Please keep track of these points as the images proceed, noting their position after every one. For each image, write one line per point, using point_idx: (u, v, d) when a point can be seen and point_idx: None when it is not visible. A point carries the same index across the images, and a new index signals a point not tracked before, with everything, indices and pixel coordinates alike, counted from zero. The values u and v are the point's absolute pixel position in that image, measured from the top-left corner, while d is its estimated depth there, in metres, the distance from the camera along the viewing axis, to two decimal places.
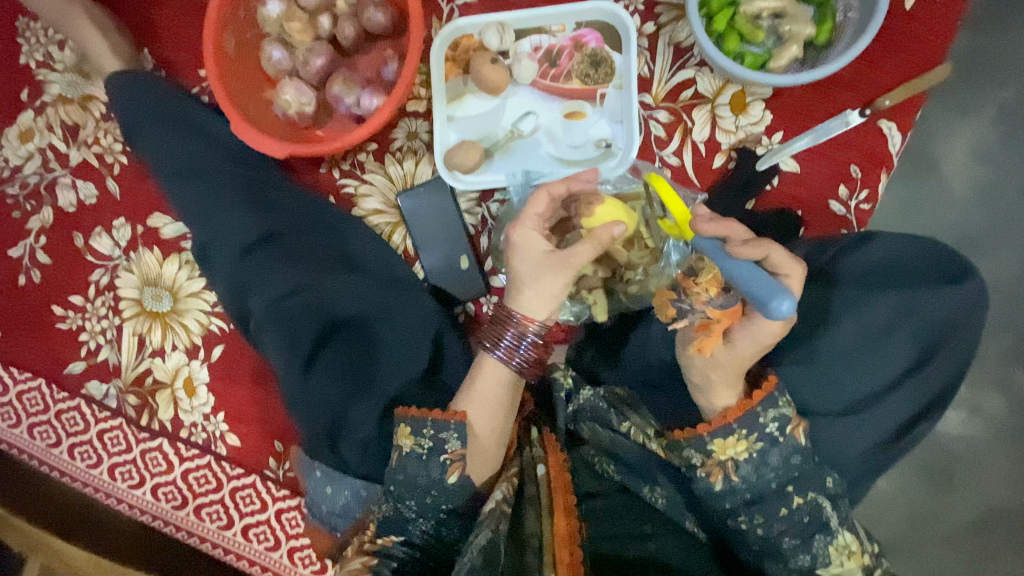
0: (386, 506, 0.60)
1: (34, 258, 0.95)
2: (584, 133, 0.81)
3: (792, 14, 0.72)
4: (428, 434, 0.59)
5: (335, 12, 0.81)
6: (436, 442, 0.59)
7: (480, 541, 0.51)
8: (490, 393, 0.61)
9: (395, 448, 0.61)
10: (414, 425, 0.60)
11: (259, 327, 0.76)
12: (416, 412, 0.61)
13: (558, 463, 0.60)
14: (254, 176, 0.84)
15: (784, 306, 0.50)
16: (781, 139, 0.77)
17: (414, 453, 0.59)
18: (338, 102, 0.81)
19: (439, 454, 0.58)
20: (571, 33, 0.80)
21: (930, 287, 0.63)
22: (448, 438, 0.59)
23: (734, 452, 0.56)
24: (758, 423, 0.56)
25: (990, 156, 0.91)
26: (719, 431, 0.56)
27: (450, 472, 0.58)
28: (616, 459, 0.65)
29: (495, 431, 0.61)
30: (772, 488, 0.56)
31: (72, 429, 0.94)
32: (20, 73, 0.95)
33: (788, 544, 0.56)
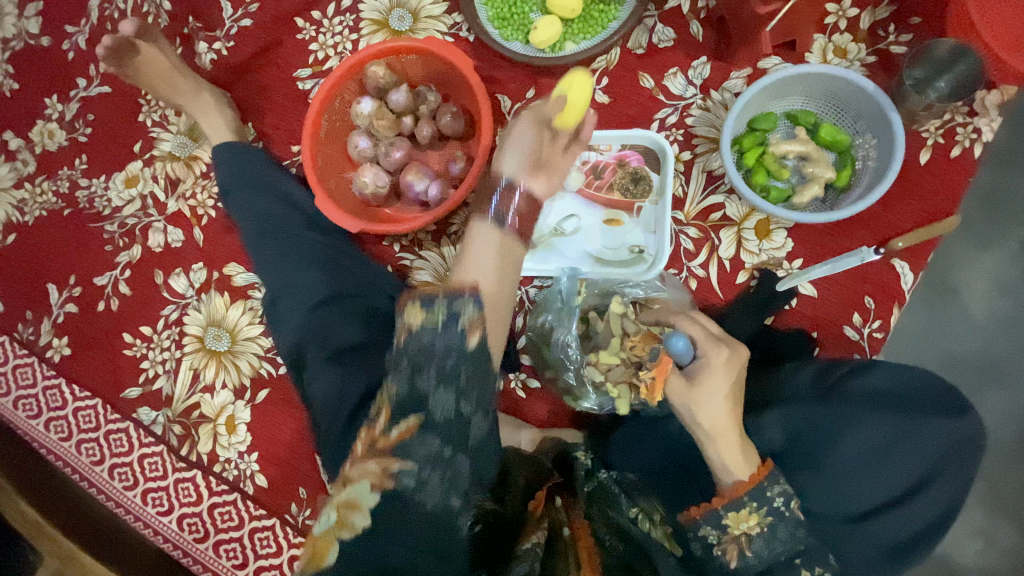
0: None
1: (116, 288, 1.07)
2: (620, 239, 0.90)
3: (815, 157, 0.82)
4: (441, 307, 0.52)
5: (417, 115, 0.95)
6: (451, 310, 0.52)
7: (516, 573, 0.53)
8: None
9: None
10: (425, 300, 0.53)
11: (309, 379, 0.84)
12: (426, 290, 0.54)
13: (584, 525, 0.62)
14: (323, 243, 0.95)
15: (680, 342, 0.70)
16: (801, 266, 0.85)
17: (427, 324, 0.52)
18: (408, 188, 0.93)
19: (456, 324, 0.52)
20: (617, 152, 0.91)
21: (934, 419, 0.68)
22: (465, 307, 0.53)
23: (746, 526, 0.61)
24: (767, 497, 0.61)
25: (1009, 287, 0.97)
26: (732, 504, 0.61)
27: (470, 335, 0.52)
28: (625, 536, 0.63)
29: (500, 290, 0.58)
30: (781, 559, 0.60)
31: (116, 450, 1.01)
32: (139, 130, 1.11)
33: None
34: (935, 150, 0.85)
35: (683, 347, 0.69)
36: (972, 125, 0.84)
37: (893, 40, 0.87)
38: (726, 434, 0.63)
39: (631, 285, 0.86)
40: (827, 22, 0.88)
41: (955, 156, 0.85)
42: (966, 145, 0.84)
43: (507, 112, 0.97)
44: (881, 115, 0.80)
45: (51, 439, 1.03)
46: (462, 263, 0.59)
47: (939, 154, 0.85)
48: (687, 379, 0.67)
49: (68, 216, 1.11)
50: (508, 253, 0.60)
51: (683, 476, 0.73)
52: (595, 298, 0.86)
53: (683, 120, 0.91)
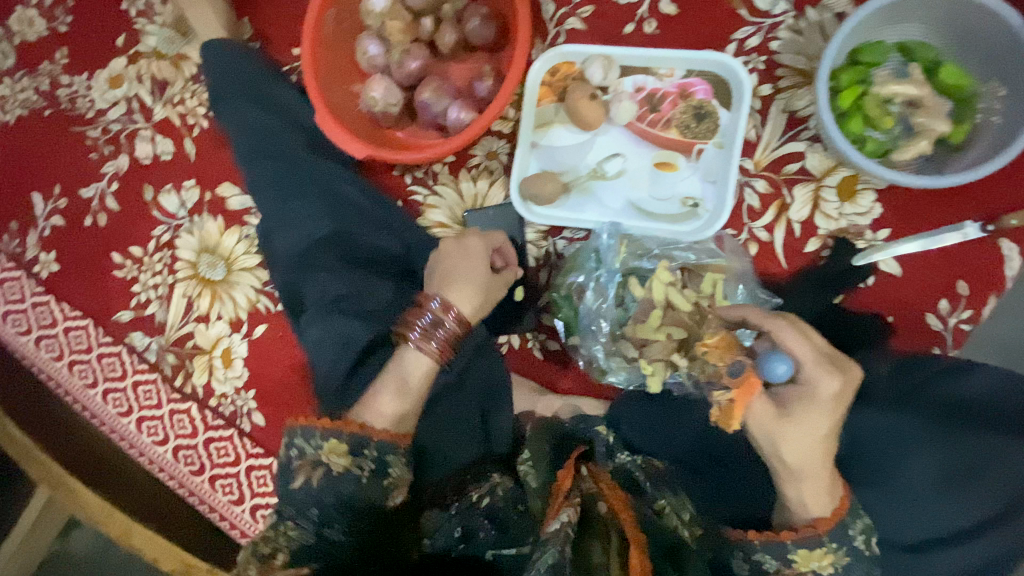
0: (303, 531, 0.55)
1: (103, 202, 0.98)
2: (672, 187, 0.76)
3: (929, 105, 0.66)
4: (370, 455, 0.57)
5: (439, 17, 0.79)
6: (380, 465, 0.57)
7: (543, 563, 0.50)
8: (404, 385, 0.61)
9: (319, 465, 0.56)
10: (352, 444, 0.57)
11: (307, 323, 0.75)
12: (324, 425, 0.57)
13: (618, 495, 0.58)
14: (327, 169, 0.82)
15: (780, 368, 0.54)
16: (886, 238, 0.71)
17: (348, 474, 0.56)
18: (425, 109, 0.79)
19: (382, 477, 0.57)
20: (680, 79, 0.75)
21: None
22: (393, 464, 0.58)
23: (817, 565, 0.53)
24: (848, 535, 0.53)
25: None
26: (807, 541, 0.53)
27: (393, 494, 0.58)
28: (653, 532, 0.56)
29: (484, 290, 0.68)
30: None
31: (109, 374, 0.96)
32: (121, 19, 0.96)
33: None
34: None
35: (783, 371, 0.54)
36: None
37: None
38: (812, 469, 0.53)
39: (681, 247, 0.74)
40: None
41: None
42: None
43: (549, 20, 0.80)
44: None
45: (42, 357, 0.97)
46: (447, 283, 0.67)
47: None
48: (777, 408, 0.54)
49: (48, 116, 1.00)
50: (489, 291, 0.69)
51: (716, 471, 0.66)
52: (636, 258, 0.75)
53: (766, 44, 0.74)
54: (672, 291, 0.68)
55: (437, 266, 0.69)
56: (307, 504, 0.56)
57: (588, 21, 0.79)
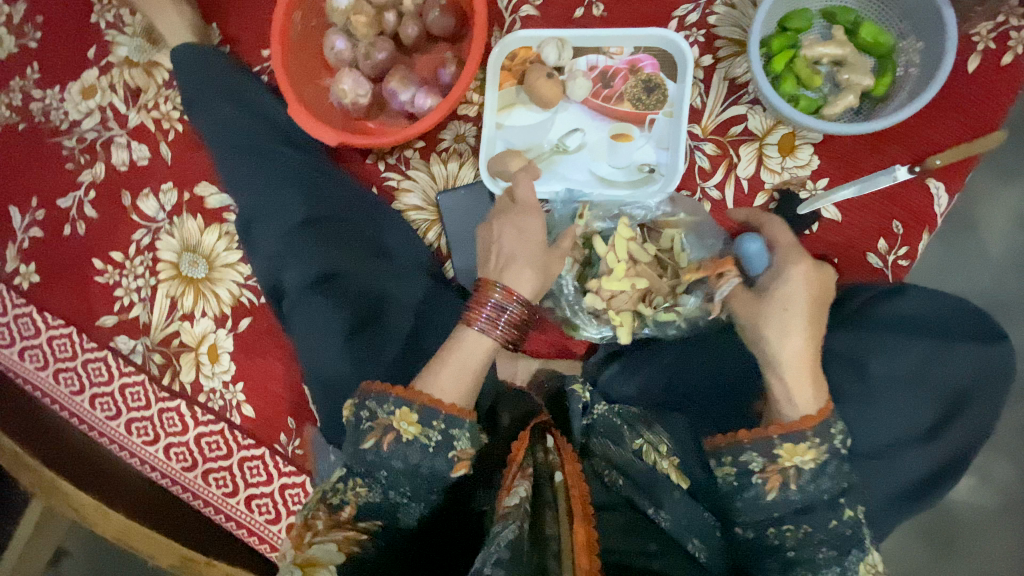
0: (370, 490, 0.58)
1: (81, 210, 0.99)
2: (629, 156, 0.81)
3: (852, 63, 0.72)
4: (438, 426, 0.59)
5: (400, 11, 0.84)
6: (445, 436, 0.59)
7: (505, 536, 0.51)
8: (466, 362, 0.63)
9: (390, 431, 0.59)
10: (425, 414, 0.59)
11: (292, 305, 0.80)
12: (403, 393, 0.60)
13: (575, 470, 0.59)
14: (304, 161, 0.86)
15: (752, 244, 0.69)
16: (826, 186, 0.77)
17: (418, 441, 0.58)
18: (393, 97, 0.83)
19: (447, 450, 0.59)
20: (629, 56, 0.81)
21: (961, 343, 0.64)
22: (459, 436, 0.59)
23: (800, 459, 0.57)
24: (830, 432, 0.57)
25: None
26: (791, 435, 0.57)
27: (456, 468, 0.59)
28: (626, 475, 0.64)
29: (544, 265, 0.67)
30: (824, 498, 0.57)
31: (96, 379, 0.98)
32: (91, 32, 0.99)
33: (824, 554, 0.55)
34: (985, 56, 0.74)
35: (755, 248, 0.69)
36: None
37: None
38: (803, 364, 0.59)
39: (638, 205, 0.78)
40: None
41: (1007, 63, 0.73)
42: (1020, 51, 0.73)
43: (504, 9, 0.85)
44: (933, 12, 0.69)
45: (27, 368, 0.99)
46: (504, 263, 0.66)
47: (989, 62, 0.74)
48: (754, 293, 0.64)
49: (22, 130, 1.01)
50: (550, 262, 0.68)
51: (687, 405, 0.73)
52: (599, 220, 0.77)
53: (704, 19, 0.80)
54: (633, 245, 0.71)
55: (496, 244, 0.68)
56: (375, 465, 0.58)
57: (540, 7, 0.84)
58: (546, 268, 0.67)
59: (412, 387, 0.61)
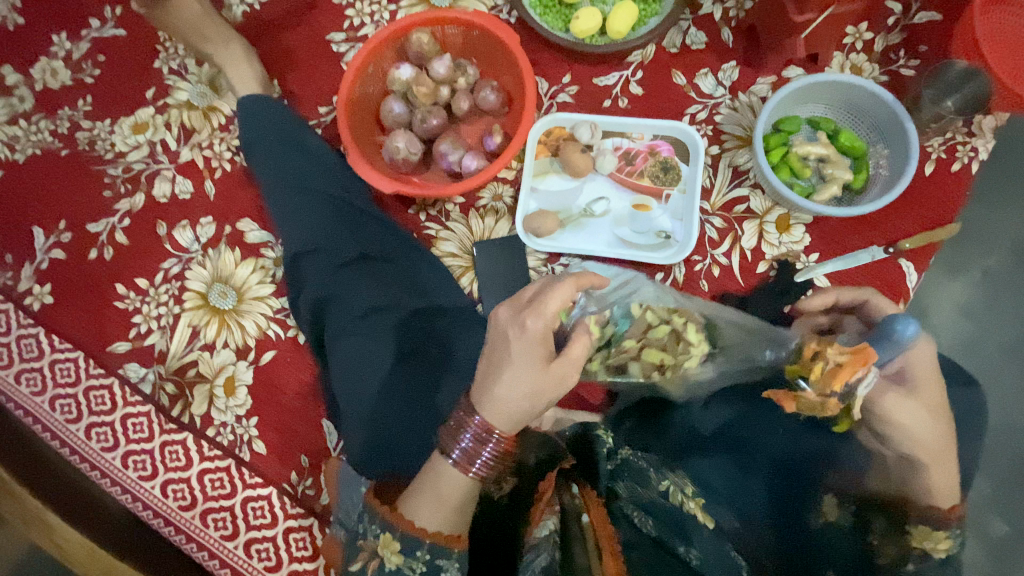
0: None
1: (112, 236, 1.01)
2: (649, 223, 0.92)
3: (835, 160, 0.88)
4: (422, 557, 0.62)
5: (455, 86, 0.96)
6: (430, 565, 0.62)
7: (538, 565, 0.60)
8: (443, 491, 0.62)
9: (375, 558, 0.63)
10: (407, 545, 0.62)
11: (334, 335, 0.83)
12: (394, 517, 0.63)
13: (601, 513, 0.64)
14: (354, 203, 0.94)
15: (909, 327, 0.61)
16: (816, 259, 0.89)
17: (402, 570, 0.62)
18: (443, 157, 0.93)
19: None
20: (649, 141, 0.95)
21: (941, 388, 0.74)
22: (447, 567, 0.62)
23: (931, 544, 0.62)
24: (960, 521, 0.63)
25: (972, 313, 1.11)
26: (928, 520, 0.62)
27: None
28: (653, 515, 0.66)
29: (536, 387, 0.60)
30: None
31: (97, 408, 0.94)
32: (153, 74, 1.06)
33: None
34: (939, 163, 0.91)
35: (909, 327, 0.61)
36: (971, 144, 0.90)
37: (903, 63, 0.94)
38: (944, 458, 0.62)
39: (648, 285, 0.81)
40: (845, 40, 0.95)
41: (956, 170, 0.90)
42: (965, 161, 0.90)
43: (544, 95, 0.99)
44: (897, 127, 0.86)
45: (21, 391, 0.95)
46: (494, 380, 0.61)
47: (942, 167, 0.90)
48: (902, 385, 0.63)
49: (64, 156, 1.04)
50: (542, 389, 0.61)
51: (714, 452, 0.77)
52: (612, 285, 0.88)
53: (712, 117, 0.95)
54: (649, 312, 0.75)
55: (490, 363, 0.62)
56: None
57: (575, 96, 0.99)
58: (535, 387, 0.60)
59: (399, 510, 0.63)
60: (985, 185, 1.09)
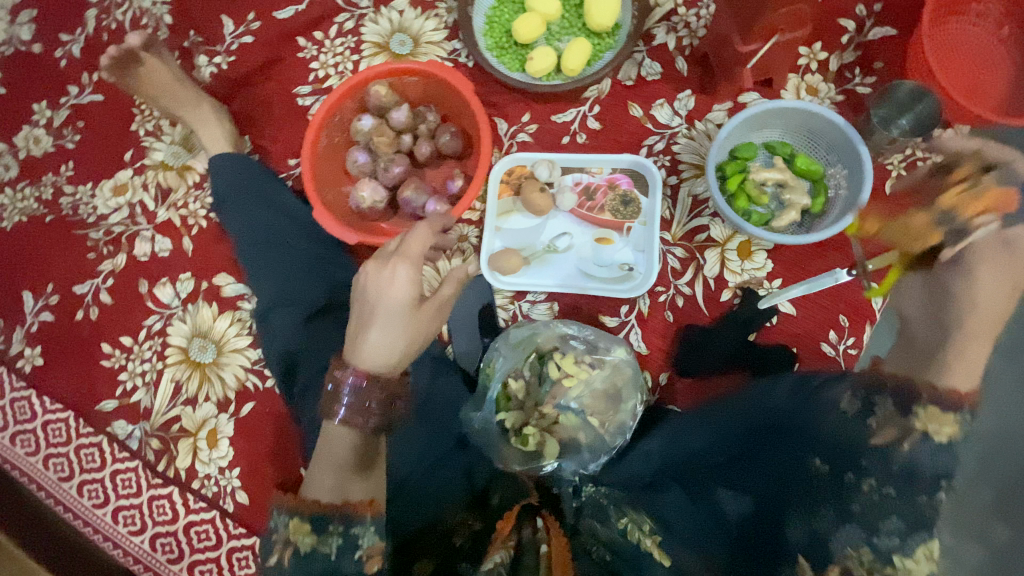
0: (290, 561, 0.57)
1: (97, 296, 1.05)
2: (611, 257, 0.93)
3: (792, 185, 0.88)
4: (336, 531, 0.58)
5: (416, 133, 0.98)
6: (346, 539, 0.58)
7: None
8: (342, 450, 0.64)
9: (288, 547, 0.57)
10: (316, 522, 0.58)
11: (302, 389, 0.84)
12: (288, 501, 0.60)
13: (561, 544, 0.63)
14: (322, 255, 0.97)
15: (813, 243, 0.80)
16: (781, 285, 0.89)
17: (319, 551, 0.57)
18: (407, 204, 0.96)
19: (352, 552, 0.57)
20: (608, 175, 0.96)
21: None
22: (362, 535, 0.58)
23: (935, 429, 0.55)
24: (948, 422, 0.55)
25: None
26: (935, 405, 0.56)
27: (367, 567, 0.57)
28: (614, 551, 0.64)
29: (407, 331, 0.68)
30: (894, 495, 0.54)
31: (88, 465, 0.97)
32: (130, 137, 1.11)
33: (885, 543, 0.53)
34: (900, 181, 0.90)
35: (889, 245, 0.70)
36: None
37: (859, 81, 0.93)
38: (970, 356, 0.57)
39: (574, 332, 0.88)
40: (799, 62, 0.94)
41: (918, 186, 0.90)
42: None
43: (504, 135, 1.01)
44: (851, 149, 0.86)
45: (17, 453, 0.99)
46: (364, 336, 0.67)
47: (903, 185, 0.90)
48: (958, 270, 0.62)
49: (49, 222, 1.09)
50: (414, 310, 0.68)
51: (664, 481, 0.72)
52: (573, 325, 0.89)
53: (670, 147, 0.96)
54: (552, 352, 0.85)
55: (358, 322, 0.69)
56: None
57: (534, 135, 1.00)
58: (410, 322, 0.68)
59: (300, 496, 0.60)
60: None
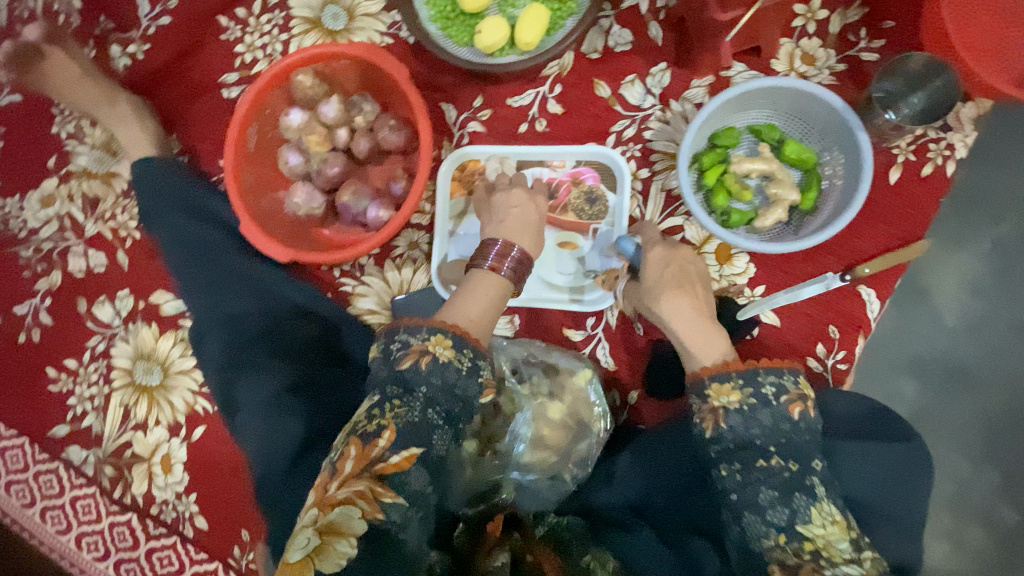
0: (410, 408, 0.53)
1: (37, 317, 0.99)
2: (575, 264, 0.83)
3: (779, 177, 0.76)
4: (468, 352, 0.57)
5: (352, 127, 0.87)
6: (473, 364, 0.56)
7: None
8: (483, 297, 0.64)
9: (426, 353, 0.55)
10: (456, 341, 0.57)
11: (243, 420, 0.78)
12: (456, 331, 0.57)
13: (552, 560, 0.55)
14: (259, 270, 0.89)
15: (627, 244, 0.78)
16: (763, 292, 0.79)
17: (452, 363, 0.56)
18: (347, 211, 0.86)
19: (477, 374, 0.57)
20: (571, 169, 0.84)
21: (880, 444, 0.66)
22: (486, 365, 0.57)
23: (728, 399, 0.60)
24: (758, 381, 0.60)
25: (984, 290, 0.93)
26: (717, 376, 0.62)
27: (486, 392, 0.57)
28: None
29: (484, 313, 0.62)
30: (756, 443, 0.58)
31: (48, 491, 0.96)
32: (51, 142, 1.01)
33: (765, 495, 0.56)
34: (906, 167, 0.78)
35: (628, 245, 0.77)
36: (946, 140, 0.78)
37: (865, 46, 0.80)
38: (696, 331, 0.66)
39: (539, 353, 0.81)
40: (794, 23, 0.81)
41: (927, 174, 0.78)
42: (939, 162, 0.78)
43: (452, 124, 0.89)
44: (849, 134, 0.73)
45: None
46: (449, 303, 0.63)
47: (910, 172, 0.78)
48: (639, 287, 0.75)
49: None
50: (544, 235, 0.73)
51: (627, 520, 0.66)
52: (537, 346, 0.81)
53: (641, 133, 0.84)
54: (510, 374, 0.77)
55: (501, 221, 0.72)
56: (415, 384, 0.54)
57: (487, 123, 0.88)
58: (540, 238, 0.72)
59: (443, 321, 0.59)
60: (999, 140, 0.90)
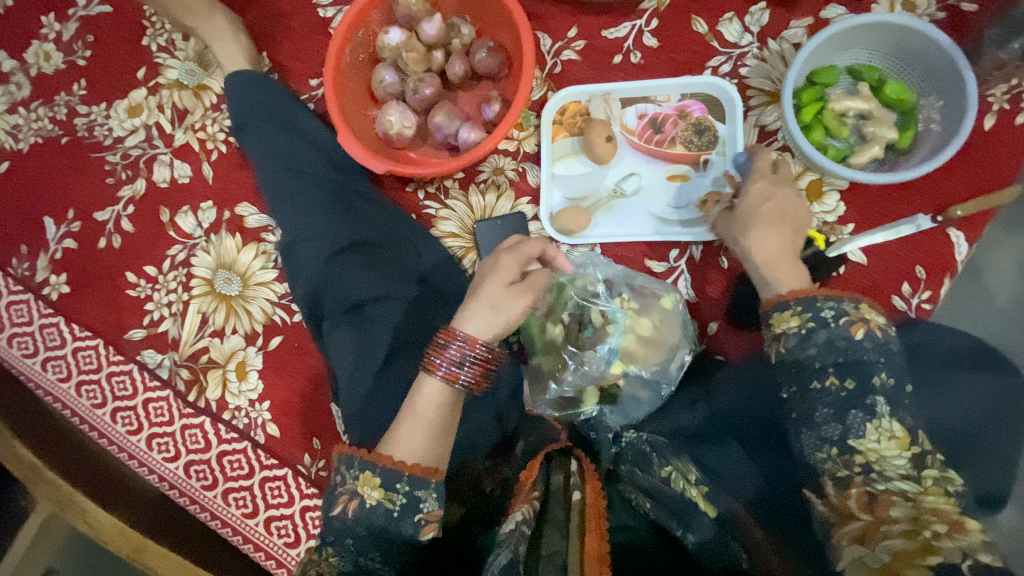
0: (343, 557, 0.55)
1: (118, 223, 1.01)
2: (688, 196, 0.85)
3: (877, 116, 0.77)
4: (401, 489, 0.55)
5: (449, 49, 0.89)
6: (410, 499, 0.55)
7: (497, 561, 0.49)
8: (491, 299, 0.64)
9: (353, 498, 0.55)
10: (385, 477, 0.56)
11: (330, 326, 0.80)
12: (382, 463, 0.56)
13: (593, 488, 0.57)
14: (344, 183, 0.90)
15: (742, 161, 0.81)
16: (852, 231, 0.81)
17: (381, 506, 0.55)
18: (438, 130, 0.87)
19: (413, 512, 0.55)
20: (677, 102, 0.86)
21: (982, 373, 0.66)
22: (425, 498, 0.55)
23: (788, 325, 0.59)
24: (817, 305, 0.58)
25: None
26: (778, 305, 0.60)
27: (423, 531, 0.55)
28: (654, 497, 0.59)
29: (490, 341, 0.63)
30: (813, 365, 0.56)
31: (119, 393, 0.97)
32: (142, 53, 1.03)
33: (820, 414, 0.54)
34: (1001, 116, 0.79)
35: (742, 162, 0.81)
36: None
37: None
38: (774, 260, 0.66)
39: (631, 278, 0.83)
40: None
41: (1020, 123, 0.79)
42: None
43: (547, 53, 0.90)
44: (953, 74, 0.74)
45: (49, 378, 0.99)
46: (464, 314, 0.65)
47: (1005, 121, 0.79)
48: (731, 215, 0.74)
49: (65, 144, 1.04)
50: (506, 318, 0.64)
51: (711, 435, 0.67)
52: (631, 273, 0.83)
53: (736, 70, 0.85)
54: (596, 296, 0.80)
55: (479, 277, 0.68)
56: (343, 533, 0.55)
57: (581, 53, 0.89)
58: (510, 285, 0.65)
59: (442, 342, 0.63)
60: None
